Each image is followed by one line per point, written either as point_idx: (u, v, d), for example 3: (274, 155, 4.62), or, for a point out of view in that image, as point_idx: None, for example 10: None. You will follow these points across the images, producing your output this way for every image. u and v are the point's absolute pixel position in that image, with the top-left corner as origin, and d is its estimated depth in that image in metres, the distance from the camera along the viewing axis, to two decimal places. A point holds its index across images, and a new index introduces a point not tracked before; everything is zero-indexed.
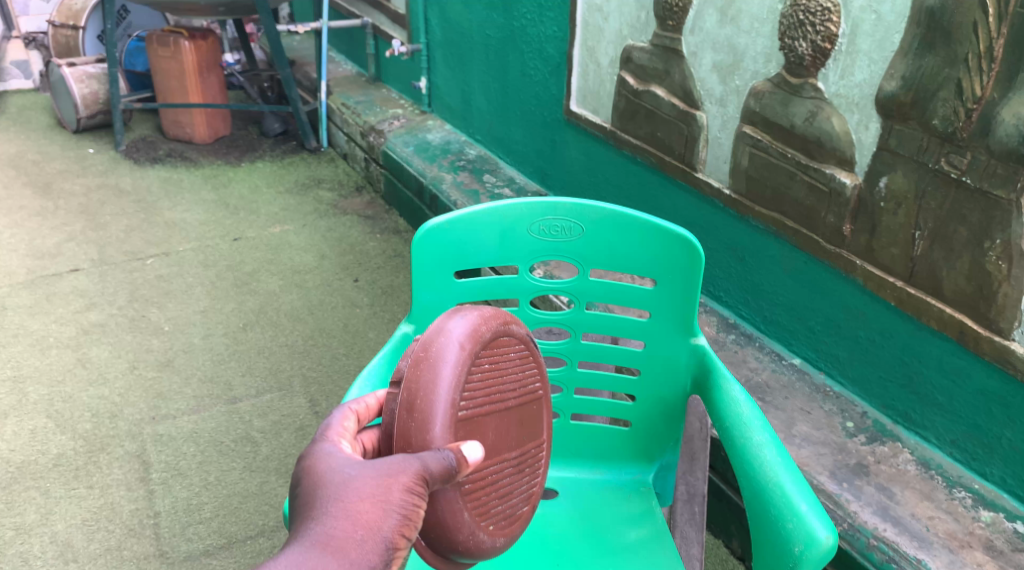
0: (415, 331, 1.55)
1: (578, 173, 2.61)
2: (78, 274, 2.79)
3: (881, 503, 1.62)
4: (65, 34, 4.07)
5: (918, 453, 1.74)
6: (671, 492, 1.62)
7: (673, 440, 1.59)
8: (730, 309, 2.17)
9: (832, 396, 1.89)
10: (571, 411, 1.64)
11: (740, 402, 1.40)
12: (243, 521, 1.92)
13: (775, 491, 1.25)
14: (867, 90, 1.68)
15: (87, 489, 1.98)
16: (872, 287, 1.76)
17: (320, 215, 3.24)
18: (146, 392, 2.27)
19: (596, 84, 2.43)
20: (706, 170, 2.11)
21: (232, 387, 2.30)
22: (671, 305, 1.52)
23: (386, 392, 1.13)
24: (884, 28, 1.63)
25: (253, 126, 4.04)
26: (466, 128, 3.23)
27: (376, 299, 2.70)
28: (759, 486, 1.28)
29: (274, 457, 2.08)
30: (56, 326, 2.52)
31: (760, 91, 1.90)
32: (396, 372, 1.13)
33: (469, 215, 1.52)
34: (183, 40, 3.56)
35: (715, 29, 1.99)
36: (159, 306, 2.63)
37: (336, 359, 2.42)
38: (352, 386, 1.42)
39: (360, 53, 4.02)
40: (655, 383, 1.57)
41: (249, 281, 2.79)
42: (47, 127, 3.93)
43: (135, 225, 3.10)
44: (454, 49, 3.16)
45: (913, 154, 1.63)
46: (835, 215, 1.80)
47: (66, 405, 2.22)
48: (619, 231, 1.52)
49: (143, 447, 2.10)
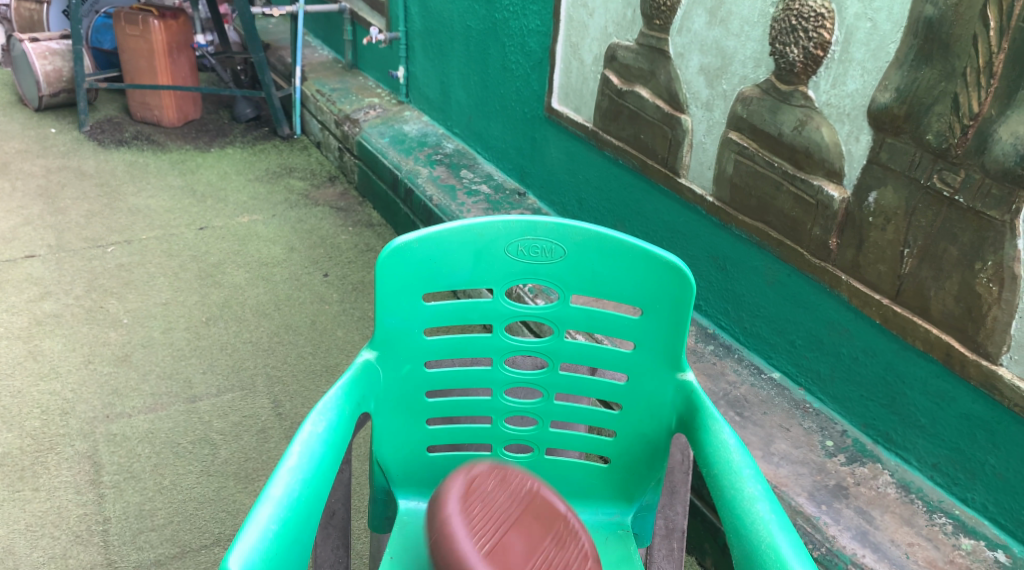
0: (378, 358, 1.42)
1: (559, 173, 2.54)
2: (33, 260, 2.67)
3: (860, 528, 1.58)
4: (28, 9, 3.93)
5: (898, 476, 1.69)
6: (649, 533, 1.51)
7: (654, 480, 1.47)
8: (709, 318, 2.11)
9: (811, 413, 1.85)
10: (546, 445, 1.50)
11: (730, 447, 1.27)
12: (198, 529, 1.83)
13: (769, 553, 1.12)
14: (859, 101, 1.63)
15: (33, 492, 1.88)
16: (857, 303, 1.72)
17: (290, 205, 3.14)
18: (101, 389, 2.17)
19: (578, 81, 2.36)
20: (689, 176, 2.05)
21: (193, 385, 2.21)
22: (656, 337, 1.40)
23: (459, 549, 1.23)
24: (879, 37, 1.57)
25: (225, 110, 3.92)
26: (444, 120, 3.15)
27: (347, 295, 2.62)
28: (750, 546, 1.14)
29: (233, 460, 2.00)
30: (7, 315, 2.41)
31: (748, 97, 1.84)
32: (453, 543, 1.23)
33: (441, 233, 1.39)
34: (153, 19, 3.43)
35: (703, 30, 1.92)
36: (119, 297, 2.53)
37: (301, 358, 2.33)
38: (306, 419, 1.26)
39: (337, 38, 3.91)
40: (636, 419, 1.45)
41: (214, 274, 2.69)
42: (8, 104, 3.78)
43: (96, 210, 2.99)
44: (434, 40, 3.07)
45: (904, 169, 1.58)
46: (821, 228, 1.75)
47: (14, 400, 2.12)
48: (604, 254, 1.40)
49: (94, 448, 2.00)
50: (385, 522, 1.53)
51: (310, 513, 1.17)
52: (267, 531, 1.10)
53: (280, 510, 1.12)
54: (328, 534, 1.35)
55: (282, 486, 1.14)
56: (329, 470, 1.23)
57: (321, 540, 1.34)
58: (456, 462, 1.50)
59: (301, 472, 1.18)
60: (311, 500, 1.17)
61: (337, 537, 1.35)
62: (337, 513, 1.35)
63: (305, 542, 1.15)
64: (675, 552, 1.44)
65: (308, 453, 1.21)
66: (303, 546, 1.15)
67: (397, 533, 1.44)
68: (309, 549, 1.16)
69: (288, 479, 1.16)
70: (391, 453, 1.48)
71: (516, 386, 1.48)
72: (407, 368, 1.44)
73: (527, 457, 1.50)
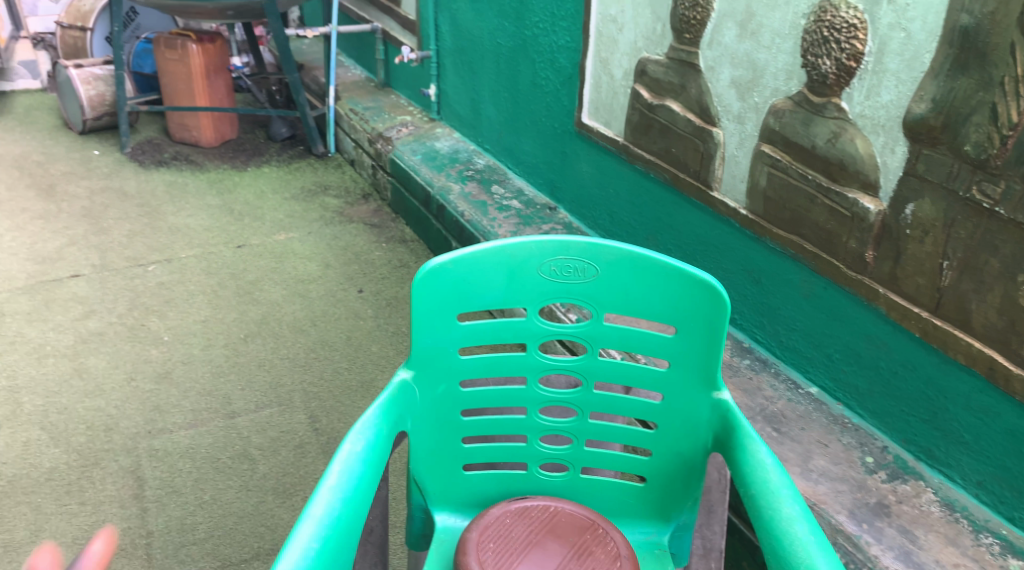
0: (414, 378, 1.44)
1: (590, 187, 2.55)
2: (78, 280, 2.74)
3: (903, 547, 1.56)
4: (73, 36, 4.02)
5: (941, 494, 1.67)
6: (687, 552, 1.48)
7: (691, 499, 1.47)
8: (744, 331, 2.10)
9: (850, 428, 1.83)
10: (581, 464, 1.50)
11: (767, 467, 1.27)
12: (239, 544, 1.86)
13: None
14: (893, 112, 1.62)
15: (79, 506, 1.93)
16: (895, 317, 1.70)
17: (326, 223, 3.18)
18: (143, 405, 2.22)
19: (608, 96, 2.38)
20: (722, 189, 2.05)
21: (232, 401, 2.24)
22: (691, 356, 1.40)
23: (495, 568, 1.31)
24: (913, 47, 1.57)
25: (260, 130, 3.99)
26: (475, 137, 3.18)
27: (381, 311, 2.65)
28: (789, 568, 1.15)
29: (272, 475, 2.03)
30: (54, 333, 2.47)
31: (780, 109, 1.84)
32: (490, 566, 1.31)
33: (475, 254, 1.41)
34: (191, 43, 3.51)
35: (734, 43, 1.93)
36: (160, 315, 2.58)
37: (338, 374, 2.36)
38: (344, 439, 1.28)
39: (370, 58, 3.97)
40: (672, 437, 1.45)
41: (252, 291, 2.73)
42: (53, 128, 3.88)
43: (138, 231, 3.05)
44: (464, 57, 3.11)
45: (942, 180, 1.57)
46: (857, 240, 1.74)
47: (61, 417, 2.17)
48: (636, 273, 1.40)
49: (137, 463, 2.04)
50: (422, 540, 1.54)
51: (349, 532, 1.19)
52: (309, 549, 1.12)
53: (321, 529, 1.15)
54: (367, 552, 1.36)
55: (323, 505, 1.17)
56: (369, 489, 1.25)
57: (360, 557, 1.36)
58: (491, 480, 1.51)
59: (341, 492, 1.20)
60: (351, 519, 1.20)
61: (375, 555, 1.37)
62: (376, 530, 1.37)
63: (344, 561, 1.18)
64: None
65: (348, 473, 1.23)
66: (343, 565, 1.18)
67: (435, 551, 1.46)
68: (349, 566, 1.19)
69: (328, 498, 1.19)
70: (428, 471, 1.50)
71: (551, 405, 1.49)
72: (442, 388, 1.46)
73: (562, 476, 1.51)
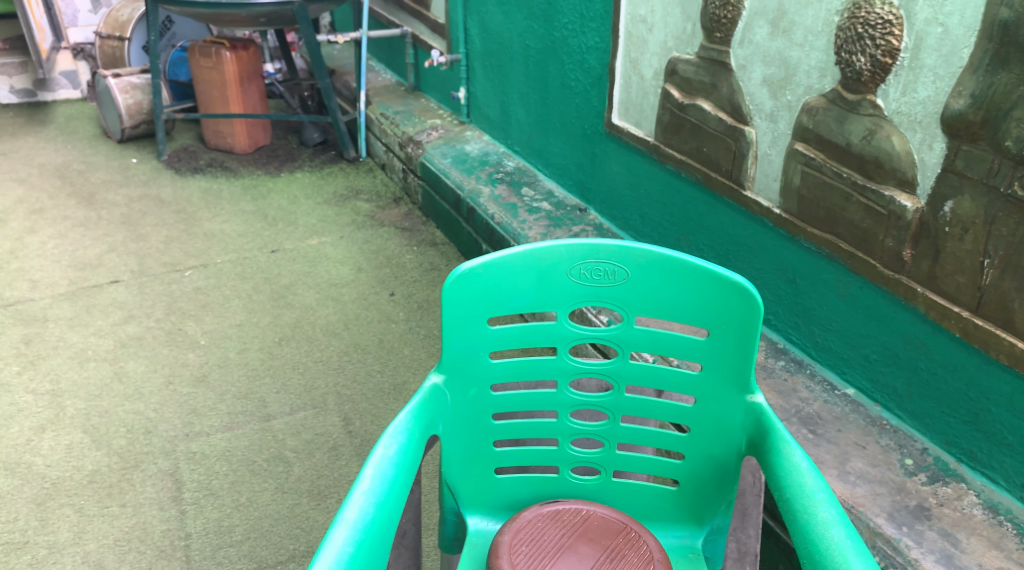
0: (445, 382, 1.44)
1: (621, 188, 2.54)
2: (117, 285, 2.78)
3: (945, 551, 1.53)
4: (111, 45, 4.09)
5: (984, 496, 1.64)
6: (722, 556, 1.47)
7: (725, 503, 1.45)
8: (779, 332, 2.08)
9: (888, 429, 1.80)
10: (614, 467, 1.50)
11: (802, 470, 1.25)
12: (274, 546, 1.88)
13: None
14: (931, 108, 1.60)
15: (120, 508, 1.96)
16: (934, 316, 1.67)
17: (358, 227, 3.20)
18: (181, 408, 2.25)
19: (638, 96, 2.36)
20: (754, 188, 2.03)
21: (267, 404, 2.26)
22: (724, 359, 1.39)
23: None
24: (951, 42, 1.54)
25: (293, 135, 4.02)
26: (505, 139, 3.18)
27: (412, 314, 2.66)
28: None
29: (306, 478, 2.04)
30: (94, 338, 2.51)
31: (813, 107, 1.82)
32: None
33: (505, 258, 1.40)
34: (225, 51, 3.55)
35: (766, 41, 1.91)
36: (196, 319, 2.61)
37: (370, 377, 2.37)
38: (377, 443, 1.29)
39: (400, 62, 3.98)
40: (705, 440, 1.44)
41: (286, 295, 2.75)
42: (92, 137, 3.95)
43: (174, 236, 3.09)
44: (494, 60, 3.11)
45: (982, 176, 1.54)
46: (894, 239, 1.71)
47: (102, 420, 2.20)
48: (667, 275, 1.39)
49: (176, 465, 2.07)
50: (455, 543, 1.54)
51: (382, 536, 1.20)
52: (342, 553, 1.13)
53: (354, 533, 1.15)
54: (400, 554, 1.36)
55: (356, 509, 1.17)
56: (400, 492, 1.26)
57: (393, 559, 1.36)
58: (523, 483, 1.51)
59: (373, 495, 1.21)
60: (383, 522, 1.20)
61: (408, 557, 1.37)
62: (408, 533, 1.37)
63: (377, 565, 1.19)
64: None
65: (380, 476, 1.23)
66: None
67: (468, 554, 1.46)
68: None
69: (361, 502, 1.19)
70: (460, 475, 1.50)
71: (582, 408, 1.48)
72: (473, 392, 1.46)
73: (594, 480, 1.50)
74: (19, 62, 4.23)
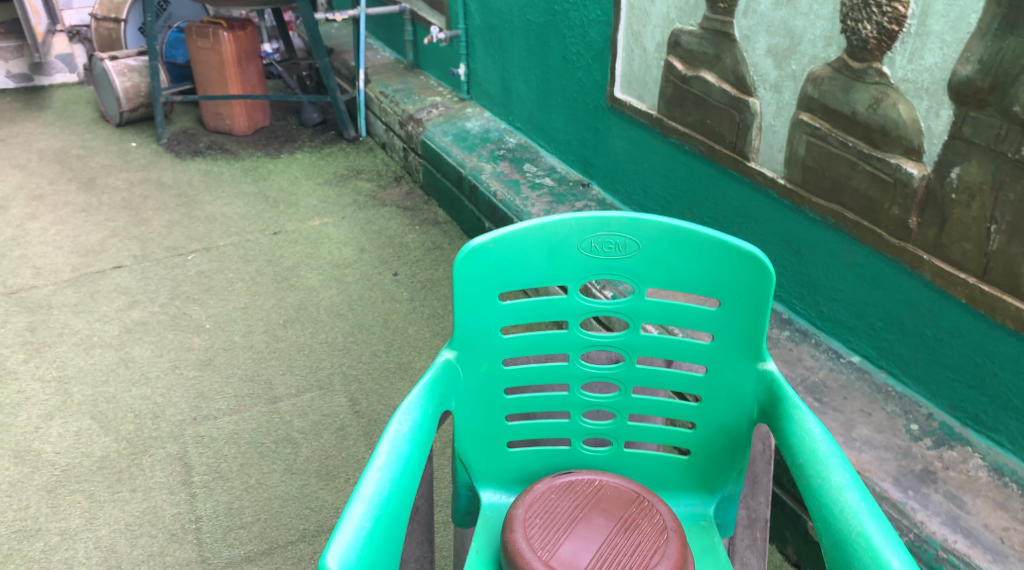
0: (457, 358, 1.43)
1: (624, 162, 2.52)
2: (121, 271, 2.78)
3: (950, 513, 1.54)
4: (107, 28, 4.06)
5: (990, 459, 1.63)
6: (732, 523, 1.48)
7: (736, 471, 1.45)
8: (785, 303, 2.07)
9: (894, 396, 1.79)
10: (624, 439, 1.49)
11: (815, 437, 1.25)
12: (284, 526, 1.88)
13: (861, 543, 1.10)
14: (938, 75, 1.57)
15: (130, 492, 1.96)
16: (941, 283, 1.66)
17: (359, 207, 3.19)
18: (188, 392, 2.25)
19: (641, 69, 2.34)
20: (759, 159, 2.01)
21: (273, 386, 2.26)
22: (736, 329, 1.38)
23: (541, 547, 1.30)
24: (958, 8, 1.52)
25: (293, 116, 4.00)
26: (506, 115, 3.15)
27: (416, 293, 2.65)
28: (841, 536, 1.12)
29: (315, 458, 2.05)
30: (100, 324, 2.51)
31: (818, 76, 1.80)
32: (533, 545, 1.30)
33: (515, 233, 1.39)
34: (222, 31, 3.52)
35: (770, 11, 1.88)
36: (201, 303, 2.61)
37: (376, 356, 2.37)
38: (391, 419, 1.28)
39: (399, 40, 3.95)
40: (716, 411, 1.43)
41: (290, 277, 2.75)
42: (91, 121, 3.93)
43: (176, 220, 3.08)
44: (494, 35, 3.07)
45: (990, 142, 1.52)
46: (900, 207, 1.70)
47: (110, 406, 2.20)
48: (678, 246, 1.38)
49: (184, 449, 2.07)
50: (467, 517, 1.54)
51: (398, 511, 1.19)
52: (361, 528, 1.13)
53: (371, 508, 1.15)
54: (412, 530, 1.37)
55: (373, 485, 1.17)
56: (416, 467, 1.25)
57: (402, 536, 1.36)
58: (534, 457, 1.51)
59: (389, 471, 1.20)
60: (399, 498, 1.20)
61: (420, 532, 1.37)
62: (420, 509, 1.37)
63: (395, 540, 1.18)
64: (758, 541, 1.48)
65: (395, 453, 1.23)
66: (394, 544, 1.18)
67: (482, 528, 1.45)
68: (399, 546, 1.19)
69: (377, 478, 1.19)
70: (472, 450, 1.49)
71: (593, 381, 1.48)
72: (485, 367, 1.45)
73: (605, 452, 1.50)
74: (15, 46, 4.21)
